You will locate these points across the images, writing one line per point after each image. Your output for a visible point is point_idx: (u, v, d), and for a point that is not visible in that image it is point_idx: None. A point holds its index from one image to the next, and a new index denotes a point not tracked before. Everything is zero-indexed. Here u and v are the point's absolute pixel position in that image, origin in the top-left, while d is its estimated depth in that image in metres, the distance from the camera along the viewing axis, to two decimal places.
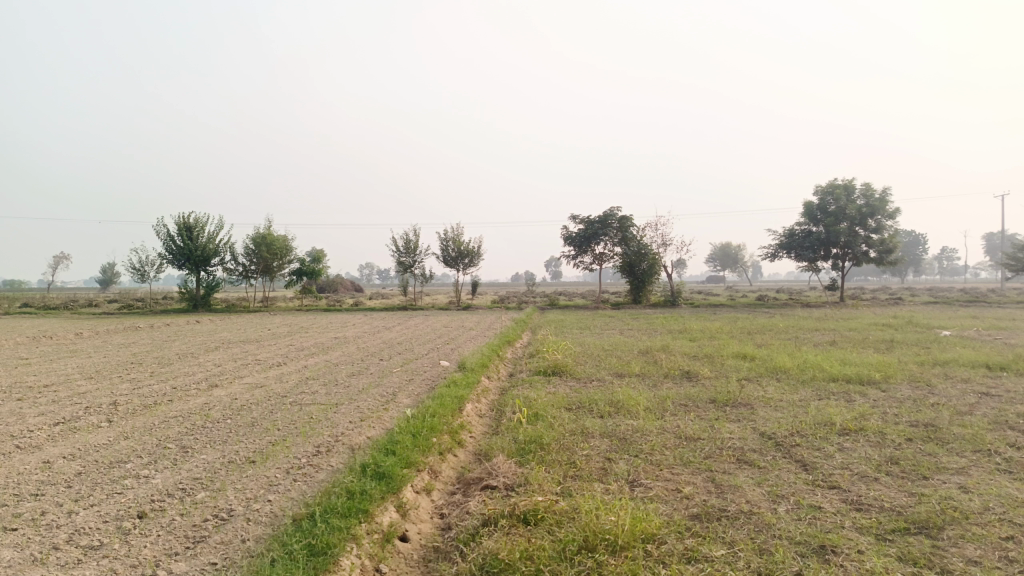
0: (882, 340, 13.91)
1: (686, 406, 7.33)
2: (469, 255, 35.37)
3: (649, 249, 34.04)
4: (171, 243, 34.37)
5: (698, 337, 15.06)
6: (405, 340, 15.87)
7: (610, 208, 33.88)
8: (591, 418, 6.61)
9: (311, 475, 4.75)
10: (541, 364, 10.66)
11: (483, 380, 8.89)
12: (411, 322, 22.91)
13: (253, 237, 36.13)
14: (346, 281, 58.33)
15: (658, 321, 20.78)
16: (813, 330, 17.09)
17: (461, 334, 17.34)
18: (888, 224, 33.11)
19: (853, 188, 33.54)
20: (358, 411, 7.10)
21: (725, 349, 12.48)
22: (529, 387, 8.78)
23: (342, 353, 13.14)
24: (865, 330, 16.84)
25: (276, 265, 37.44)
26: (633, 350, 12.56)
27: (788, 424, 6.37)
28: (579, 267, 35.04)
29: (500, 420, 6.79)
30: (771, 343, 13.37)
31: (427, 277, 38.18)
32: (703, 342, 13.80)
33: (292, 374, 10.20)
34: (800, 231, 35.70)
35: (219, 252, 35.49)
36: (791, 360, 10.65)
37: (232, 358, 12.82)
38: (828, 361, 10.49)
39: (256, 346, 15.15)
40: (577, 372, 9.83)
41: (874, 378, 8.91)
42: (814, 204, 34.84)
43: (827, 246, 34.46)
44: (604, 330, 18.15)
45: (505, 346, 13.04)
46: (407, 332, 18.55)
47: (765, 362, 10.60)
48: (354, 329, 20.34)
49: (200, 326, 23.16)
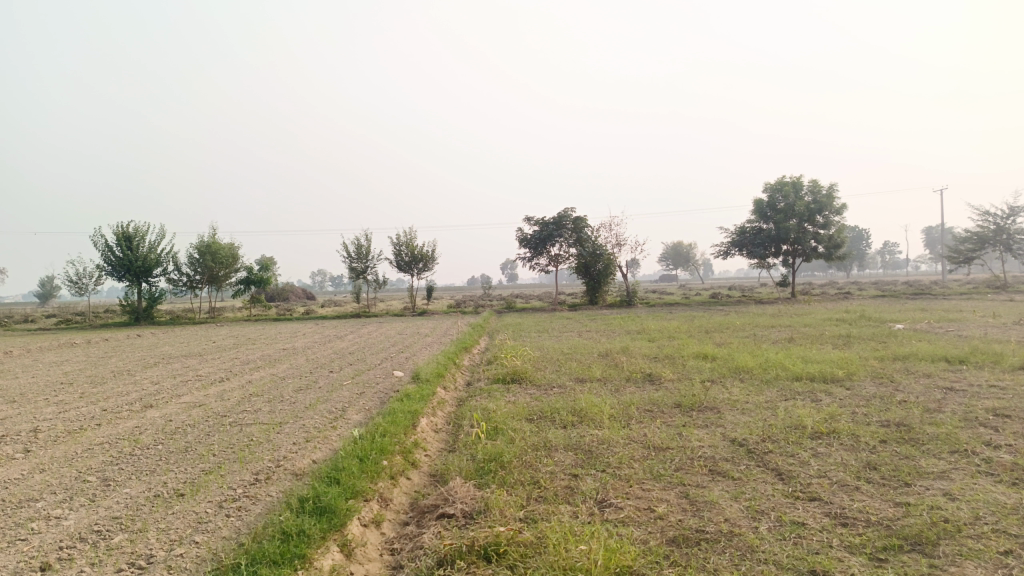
0: (839, 335, 13.89)
1: (651, 413, 7.02)
2: (423, 259, 34.81)
3: (604, 250, 33.99)
4: (110, 254, 32.96)
5: (657, 337, 14.86)
6: (357, 350, 15.31)
7: (564, 209, 33.71)
8: (554, 430, 6.25)
9: (247, 510, 4.26)
10: (499, 371, 10.28)
11: (439, 391, 8.46)
12: (364, 330, 22.23)
13: (198, 247, 34.90)
14: (297, 290, 57.12)
15: (616, 322, 20.61)
16: (769, 327, 17.09)
17: (416, 341, 16.82)
18: (835, 220, 33.69)
19: (801, 185, 34.03)
20: (303, 430, 6.60)
21: (686, 349, 12.27)
22: (487, 396, 8.37)
23: (291, 366, 12.52)
24: (820, 326, 16.91)
25: (222, 275, 36.25)
26: (593, 353, 12.27)
27: (758, 429, 6.10)
28: (535, 270, 34.77)
29: (457, 434, 6.37)
30: (731, 342, 13.22)
31: (380, 283, 37.46)
32: (663, 343, 13.59)
33: (235, 392, 9.59)
34: (751, 229, 36.09)
35: (162, 262, 34.20)
36: (753, 359, 10.48)
37: (171, 374, 12.10)
38: (789, 359, 10.35)
39: (198, 360, 14.39)
40: (537, 378, 9.47)
41: (838, 376, 8.77)
42: (764, 202, 35.25)
43: (777, 243, 34.90)
44: (562, 333, 17.85)
45: (462, 353, 12.61)
46: (360, 341, 17.96)
47: (727, 362, 10.40)
48: (304, 338, 19.63)
49: (142, 340, 22.11)
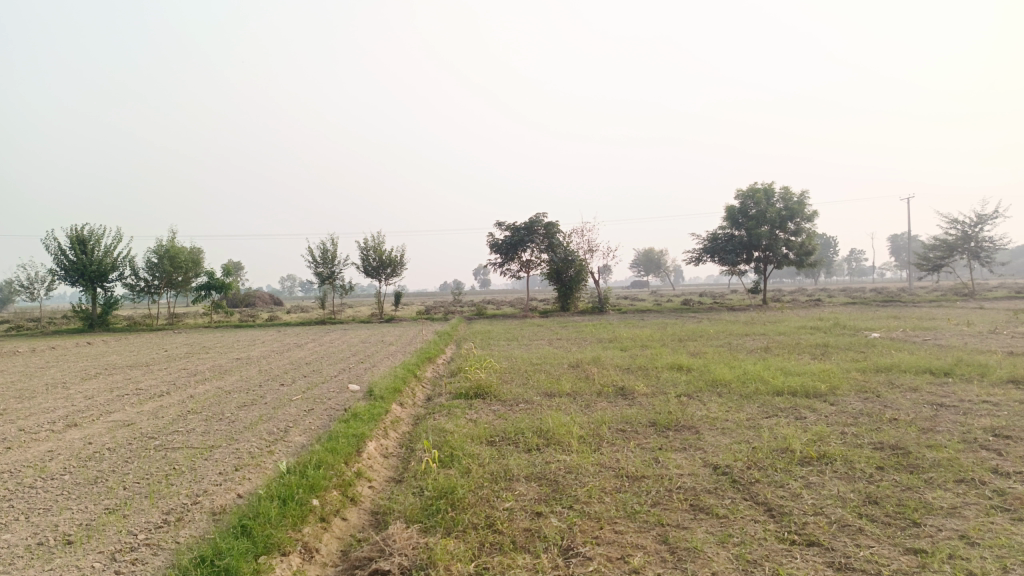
0: (816, 345, 13.43)
1: (624, 433, 6.40)
2: (391, 264, 33.98)
3: (576, 256, 33.47)
4: (62, 258, 31.58)
5: (630, 346, 14.28)
6: (315, 360, 14.52)
7: (536, 214, 33.10)
8: (516, 455, 5.58)
9: (140, 567, 3.54)
10: (462, 384, 9.59)
11: (394, 408, 7.75)
12: (326, 338, 21.32)
13: (156, 250, 33.64)
14: (263, 295, 55.78)
15: (587, 330, 20.05)
16: (744, 336, 16.61)
17: (378, 350, 15.99)
18: (806, 227, 33.61)
19: (773, 192, 33.86)
20: (235, 456, 5.87)
21: (659, 360, 11.69)
22: (446, 414, 7.67)
23: (240, 379, 11.68)
24: (796, 334, 16.49)
25: (182, 279, 35.01)
26: (562, 364, 11.65)
27: (742, 454, 5.49)
28: (506, 275, 34.11)
29: (408, 462, 5.69)
30: (706, 352, 12.68)
31: (347, 288, 36.49)
32: (635, 353, 12.99)
33: (171, 409, 8.76)
34: (723, 235, 35.83)
35: (118, 267, 32.90)
36: (730, 371, 9.93)
37: (109, 388, 11.20)
38: (768, 370, 9.83)
39: (142, 372, 13.45)
40: (502, 393, 8.79)
41: (821, 390, 8.25)
42: (736, 208, 35.03)
43: (749, 249, 34.69)
44: (531, 341, 17.19)
45: (425, 364, 11.91)
46: (320, 350, 17.13)
47: (703, 374, 9.84)
48: (261, 347, 18.69)
49: (91, 348, 20.92)
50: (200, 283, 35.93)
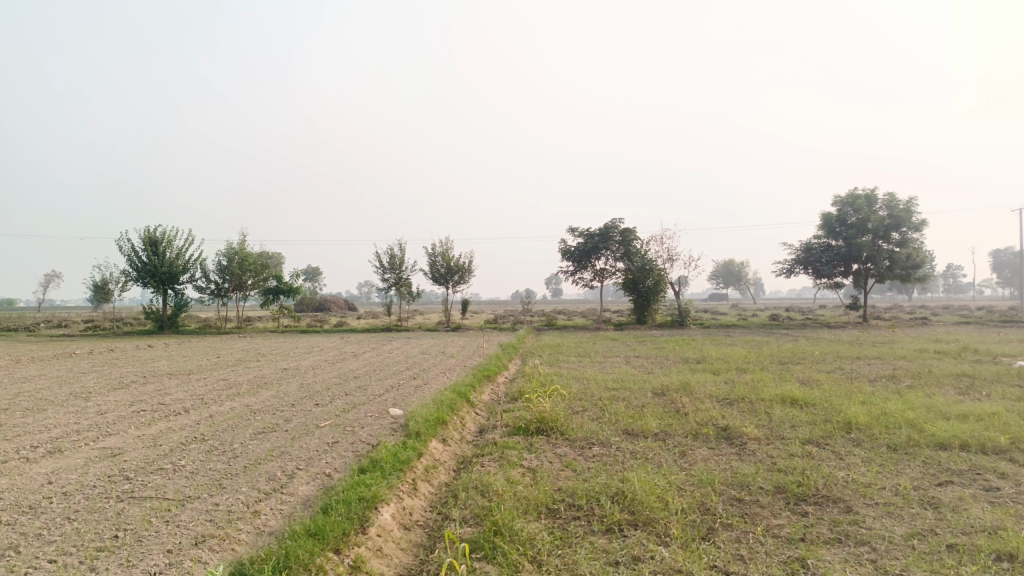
0: (952, 375, 11.13)
1: (743, 509, 4.52)
2: (459, 271, 32.64)
3: (654, 265, 31.33)
4: (134, 258, 31.68)
5: (721, 370, 12.23)
6: (363, 374, 13.07)
7: (612, 220, 31.14)
8: (586, 546, 3.80)
9: None
10: (524, 414, 7.84)
11: (432, 447, 6.08)
12: (386, 348, 20.05)
13: (225, 253, 33.40)
14: (338, 300, 55.82)
15: (668, 347, 18.01)
16: (857, 359, 14.25)
17: (435, 364, 14.46)
18: (913, 238, 30.41)
19: (875, 199, 30.80)
20: (204, 522, 4.32)
21: (764, 389, 9.65)
22: (499, 460, 5.94)
23: (274, 395, 10.29)
24: (919, 359, 14.07)
25: (251, 283, 34.70)
26: (643, 390, 9.75)
27: (941, 565, 3.55)
28: (578, 285, 32.22)
29: (431, 545, 3.99)
30: (820, 381, 10.55)
31: (414, 295, 35.34)
32: (731, 378, 10.98)
33: (175, 435, 7.34)
34: (818, 246, 32.87)
35: (189, 268, 32.84)
36: (861, 410, 7.84)
37: (129, 401, 9.97)
38: (910, 411, 7.70)
39: (177, 382, 12.30)
40: (572, 429, 7.00)
41: (1004, 445, 6.12)
42: (833, 216, 32.09)
43: (847, 261, 31.68)
44: (606, 358, 15.36)
45: (482, 385, 10.26)
46: (374, 362, 15.75)
47: (829, 413, 7.77)
48: (315, 356, 17.50)
49: (148, 351, 20.21)
50: (268, 287, 35.51)
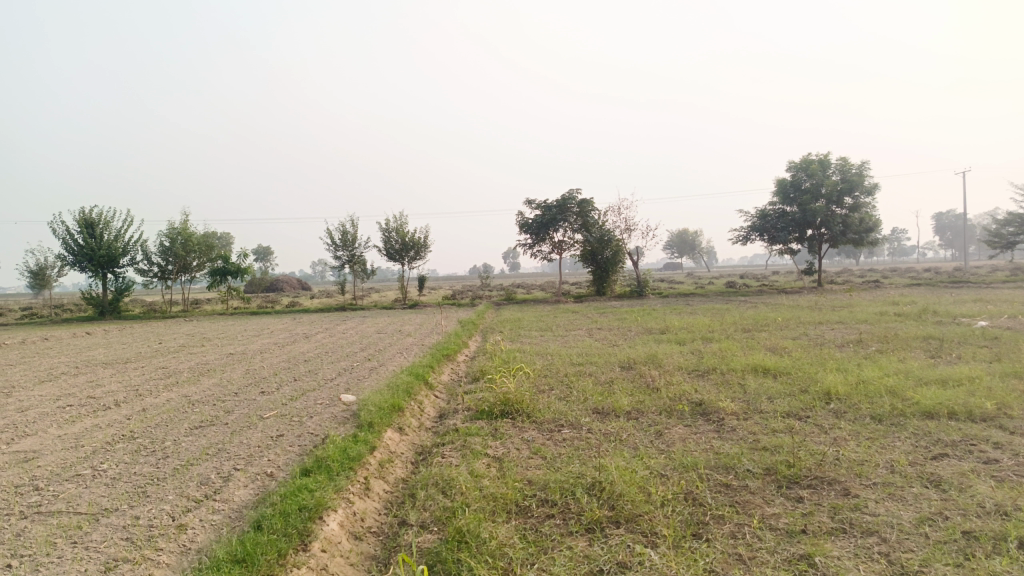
0: (918, 338, 10.98)
1: (734, 498, 4.08)
2: (415, 246, 31.82)
3: (612, 235, 31.01)
4: (69, 241, 30.02)
5: (688, 340, 11.87)
6: (315, 357, 12.36)
7: (569, 190, 30.63)
8: (564, 553, 3.31)
9: None
10: (486, 395, 7.29)
11: (388, 438, 5.52)
12: (340, 328, 19.28)
13: (168, 233, 31.89)
14: (291, 279, 54.37)
15: (631, 318, 17.66)
16: (821, 325, 14.08)
17: (391, 344, 13.81)
18: (866, 202, 30.67)
19: (829, 164, 30.92)
20: (117, 542, 3.68)
21: (734, 359, 9.31)
22: (461, 449, 5.41)
23: (217, 383, 9.55)
24: (881, 322, 13.98)
25: (197, 264, 33.29)
26: (610, 364, 9.31)
27: (964, 557, 3.15)
28: (536, 257, 31.73)
29: (385, 559, 3.45)
30: (789, 349, 10.26)
31: (369, 272, 34.41)
32: (698, 349, 10.62)
33: (102, 434, 6.61)
34: (773, 212, 32.94)
35: (130, 250, 31.31)
36: (838, 378, 7.52)
37: (55, 395, 9.12)
38: (889, 377, 7.40)
39: (111, 372, 11.41)
40: (539, 411, 6.50)
41: (992, 411, 5.83)
42: (787, 182, 32.14)
43: (802, 227, 31.83)
44: (568, 331, 14.90)
45: (441, 365, 9.70)
46: (326, 343, 15.01)
47: (806, 383, 7.43)
48: (265, 338, 16.65)
49: (84, 340, 19.03)
50: (215, 267, 34.13)
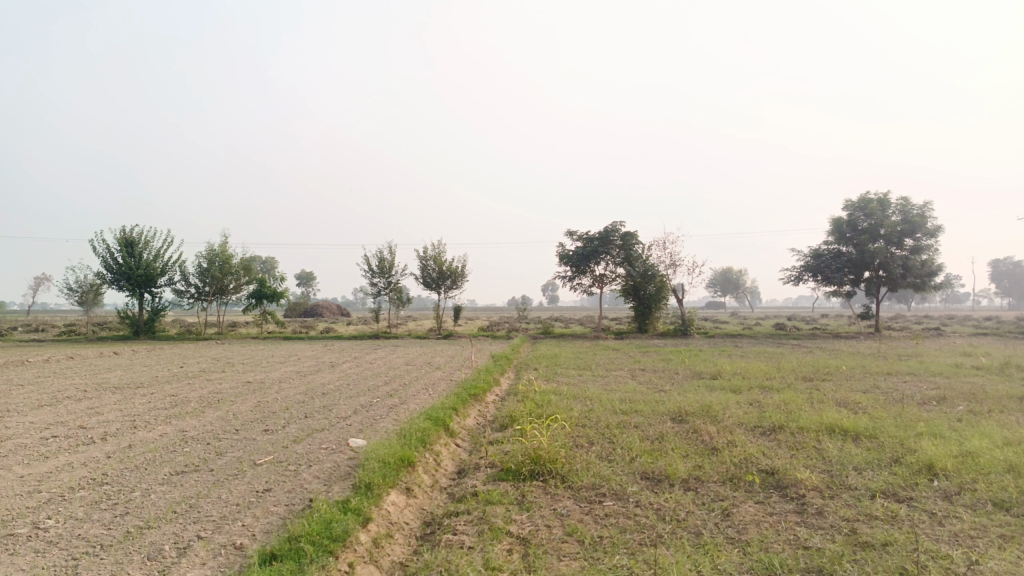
0: (1012, 397, 9.58)
1: None
2: (452, 275, 31.02)
3: (656, 271, 29.80)
4: (109, 259, 29.96)
5: (744, 388, 10.63)
6: (334, 390, 11.40)
7: (613, 223, 29.59)
8: None
9: None
10: (514, 448, 6.23)
11: (390, 504, 4.50)
12: (368, 357, 18.39)
13: (205, 255, 31.69)
14: (330, 305, 54.05)
15: (677, 359, 16.42)
16: (891, 376, 12.66)
17: (417, 378, 12.81)
18: (928, 244, 28.96)
19: (888, 203, 29.36)
20: None
21: (802, 415, 8.07)
22: (477, 524, 4.35)
23: (219, 417, 8.63)
24: (960, 376, 12.51)
25: (233, 286, 33.00)
26: (659, 416, 8.17)
27: None
28: (576, 290, 30.63)
29: None
30: (863, 405, 8.97)
31: (404, 300, 33.69)
32: (757, 400, 9.40)
33: (68, 477, 5.71)
34: (828, 252, 31.36)
35: (168, 271, 31.15)
36: (936, 446, 6.28)
37: (43, 424, 8.29)
38: (1000, 449, 6.13)
39: (116, 398, 10.61)
40: (575, 473, 5.44)
41: None
42: (843, 221, 30.60)
43: (859, 269, 30.17)
44: (609, 372, 13.74)
45: (467, 406, 8.67)
46: (350, 374, 14.09)
47: (897, 451, 6.20)
48: (288, 367, 15.81)
49: (107, 359, 18.52)
50: (251, 291, 33.81)
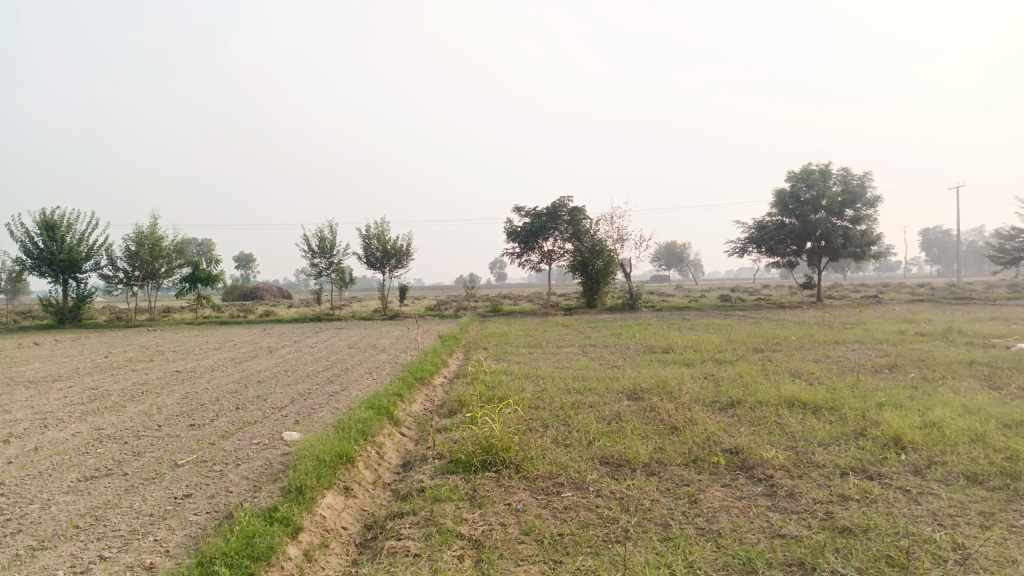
0: (961, 363, 9.59)
1: None
2: (397, 254, 30.27)
3: (603, 245, 29.64)
4: (28, 244, 28.15)
5: (698, 362, 10.41)
6: (271, 377, 10.75)
7: (560, 198, 29.25)
8: None
9: None
10: (463, 436, 5.79)
11: (325, 509, 4.02)
12: (310, 341, 17.67)
13: (135, 237, 30.13)
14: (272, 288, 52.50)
15: (627, 334, 16.21)
16: (840, 346, 12.67)
17: (361, 362, 12.22)
18: (867, 214, 29.54)
19: (829, 174, 29.79)
20: None
21: (760, 389, 7.85)
22: (424, 527, 3.91)
23: (142, 412, 7.93)
24: (906, 343, 12.61)
25: (165, 270, 31.52)
26: (614, 394, 7.84)
27: None
28: (524, 267, 30.26)
29: None
30: (818, 376, 8.83)
31: (348, 281, 32.78)
32: (712, 374, 9.18)
33: None
34: (771, 223, 31.71)
35: (94, 256, 29.53)
36: (899, 417, 6.11)
37: None
38: (961, 418, 5.99)
39: (29, 394, 9.74)
40: (530, 462, 5.04)
41: None
42: (786, 192, 30.96)
43: (801, 240, 30.63)
44: (560, 349, 13.41)
45: (413, 391, 8.18)
46: (290, 360, 13.39)
47: (860, 424, 5.99)
48: (223, 353, 14.99)
49: (26, 351, 17.31)
50: (185, 274, 32.38)
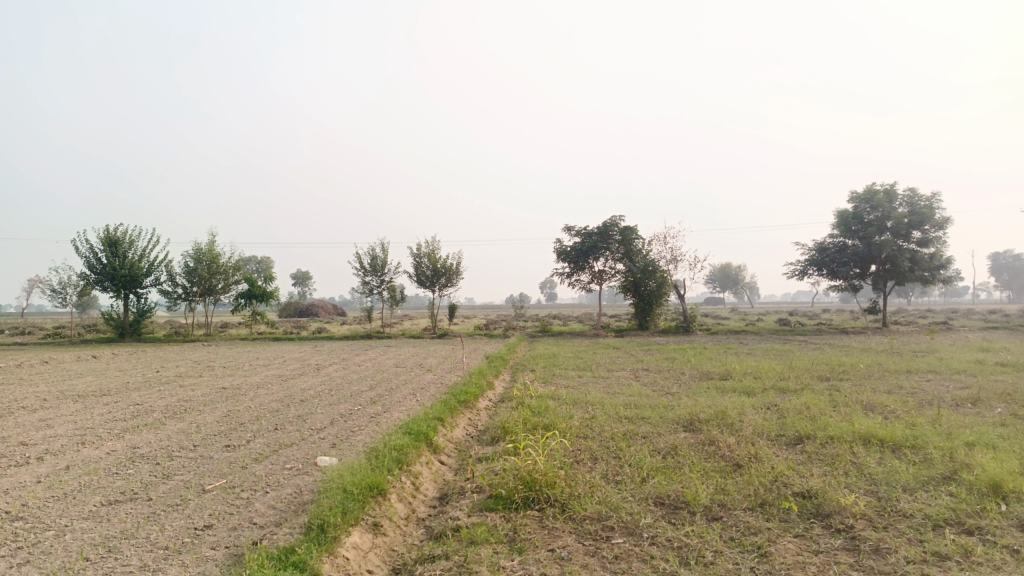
0: None
1: None
2: (447, 273, 30.17)
3: (657, 266, 28.94)
4: (92, 259, 29.00)
5: (759, 390, 9.74)
6: (314, 396, 10.51)
7: (612, 217, 28.75)
8: None
9: None
10: (506, 467, 5.36)
11: (349, 549, 3.64)
12: (357, 359, 17.53)
13: (193, 254, 30.79)
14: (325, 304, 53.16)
15: (682, 358, 15.56)
16: (913, 375, 11.79)
17: (406, 382, 11.92)
18: (936, 236, 28.13)
19: (895, 194, 28.54)
20: None
21: (830, 422, 7.20)
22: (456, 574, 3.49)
23: (179, 430, 7.74)
24: (987, 374, 11.66)
25: (221, 286, 32.09)
26: (671, 425, 7.29)
27: None
28: (575, 287, 29.76)
29: None
30: (894, 409, 8.09)
31: (398, 299, 32.82)
32: (777, 404, 8.54)
33: None
34: (833, 245, 30.45)
35: (154, 271, 30.27)
36: (994, 460, 5.42)
37: None
38: None
39: (76, 408, 9.71)
40: (579, 501, 4.57)
41: None
42: (849, 213, 29.78)
43: (864, 262, 29.34)
44: (611, 373, 12.86)
45: (455, 415, 7.79)
46: (335, 378, 13.19)
47: (950, 467, 5.33)
48: (270, 370, 14.90)
49: (83, 364, 17.62)
50: (240, 290, 32.89)
